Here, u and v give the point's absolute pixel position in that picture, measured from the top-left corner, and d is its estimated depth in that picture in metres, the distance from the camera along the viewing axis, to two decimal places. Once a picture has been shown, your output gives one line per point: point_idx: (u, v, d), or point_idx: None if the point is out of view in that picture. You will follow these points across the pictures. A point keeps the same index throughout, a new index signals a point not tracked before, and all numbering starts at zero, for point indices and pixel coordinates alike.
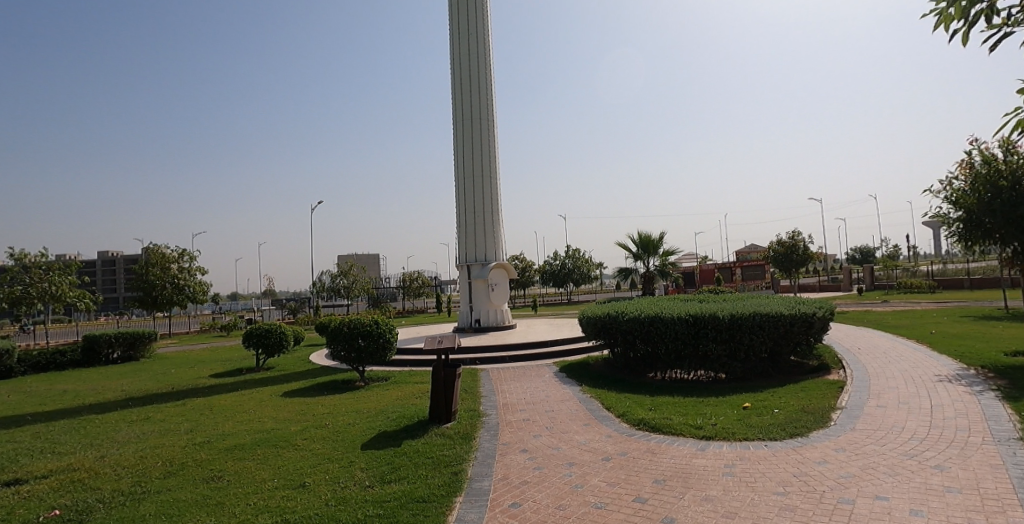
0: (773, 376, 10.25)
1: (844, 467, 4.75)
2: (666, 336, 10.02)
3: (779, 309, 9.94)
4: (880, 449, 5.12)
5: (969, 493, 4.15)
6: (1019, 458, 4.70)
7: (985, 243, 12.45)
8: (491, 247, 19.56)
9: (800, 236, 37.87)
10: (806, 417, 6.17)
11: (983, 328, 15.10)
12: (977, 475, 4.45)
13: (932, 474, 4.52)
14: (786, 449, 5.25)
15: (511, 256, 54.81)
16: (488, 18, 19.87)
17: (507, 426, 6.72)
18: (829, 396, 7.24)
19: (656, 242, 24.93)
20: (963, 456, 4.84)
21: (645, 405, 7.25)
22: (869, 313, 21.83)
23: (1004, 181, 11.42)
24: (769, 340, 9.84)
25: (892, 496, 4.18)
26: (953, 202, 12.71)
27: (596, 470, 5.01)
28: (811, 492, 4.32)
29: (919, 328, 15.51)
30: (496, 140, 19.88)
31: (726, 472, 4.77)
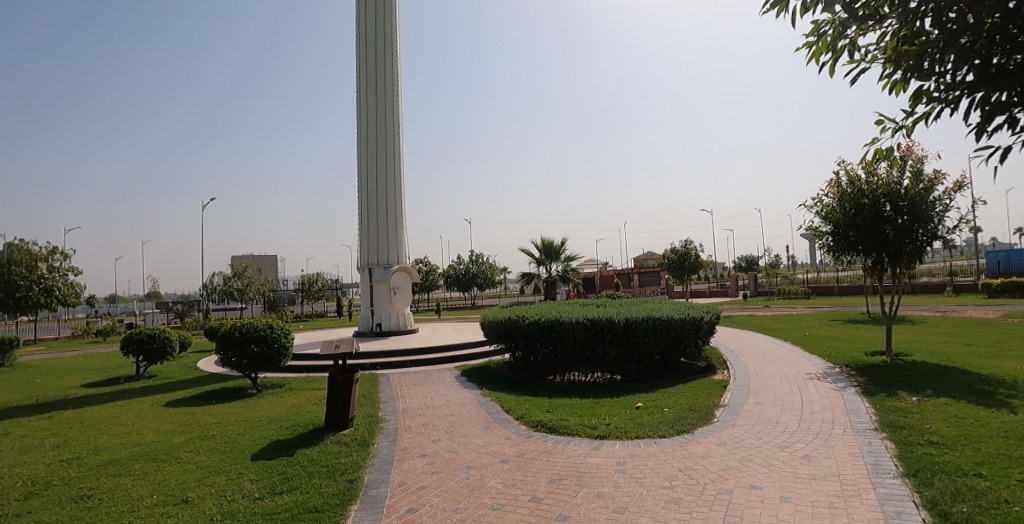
0: (665, 376, 10.75)
1: (725, 460, 5.02)
2: (566, 339, 10.26)
3: (670, 313, 10.43)
4: (756, 442, 5.46)
5: (831, 480, 4.51)
6: (873, 446, 5.18)
7: (850, 255, 13.72)
8: (394, 251, 19.43)
9: (693, 244, 40.37)
10: (692, 415, 6.48)
11: (845, 330, 16.72)
12: (838, 463, 4.84)
13: (800, 463, 4.87)
14: (673, 445, 5.49)
15: (415, 260, 54.18)
16: (396, 23, 19.77)
17: (406, 431, 6.60)
18: (714, 395, 7.66)
19: (558, 247, 25.56)
20: (827, 447, 5.25)
21: (543, 407, 7.37)
22: (753, 317, 23.55)
23: (864, 199, 12.69)
24: (661, 343, 10.30)
25: (766, 484, 4.49)
26: (823, 217, 13.89)
27: (493, 472, 5.00)
28: (694, 485, 4.54)
29: (794, 331, 16.86)
30: (402, 144, 19.78)
31: (618, 469, 4.90)
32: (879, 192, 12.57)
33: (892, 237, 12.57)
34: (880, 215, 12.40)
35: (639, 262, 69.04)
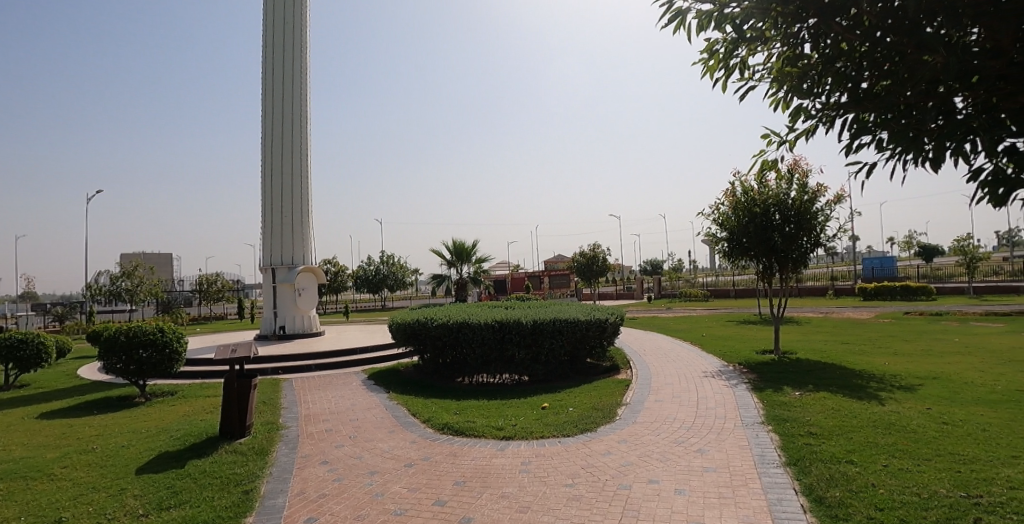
0: (571, 377, 11.09)
1: (625, 456, 5.20)
2: (473, 341, 10.33)
3: (576, 315, 10.76)
4: (654, 438, 5.70)
5: (722, 472, 4.80)
6: (760, 439, 5.53)
7: (743, 261, 14.68)
8: (299, 251, 19.07)
9: (601, 248, 42.25)
10: (595, 414, 6.67)
11: (739, 330, 17.96)
12: (729, 455, 5.14)
13: (695, 456, 5.13)
14: (577, 443, 5.62)
15: (323, 260, 52.89)
16: (306, 17, 19.32)
17: (308, 438, 6.40)
18: (617, 394, 7.92)
19: (470, 249, 25.71)
20: (719, 440, 5.56)
21: (451, 409, 7.37)
22: (657, 318, 24.83)
23: (756, 208, 13.62)
24: (567, 344, 10.62)
25: (662, 478, 4.71)
26: (720, 224, 14.77)
27: (397, 477, 4.93)
28: (596, 481, 4.68)
29: (694, 331, 17.89)
30: (309, 142, 19.41)
31: (523, 469, 4.96)
32: (769, 202, 13.54)
33: (780, 244, 13.57)
34: (770, 223, 13.36)
35: (553, 265, 71.18)
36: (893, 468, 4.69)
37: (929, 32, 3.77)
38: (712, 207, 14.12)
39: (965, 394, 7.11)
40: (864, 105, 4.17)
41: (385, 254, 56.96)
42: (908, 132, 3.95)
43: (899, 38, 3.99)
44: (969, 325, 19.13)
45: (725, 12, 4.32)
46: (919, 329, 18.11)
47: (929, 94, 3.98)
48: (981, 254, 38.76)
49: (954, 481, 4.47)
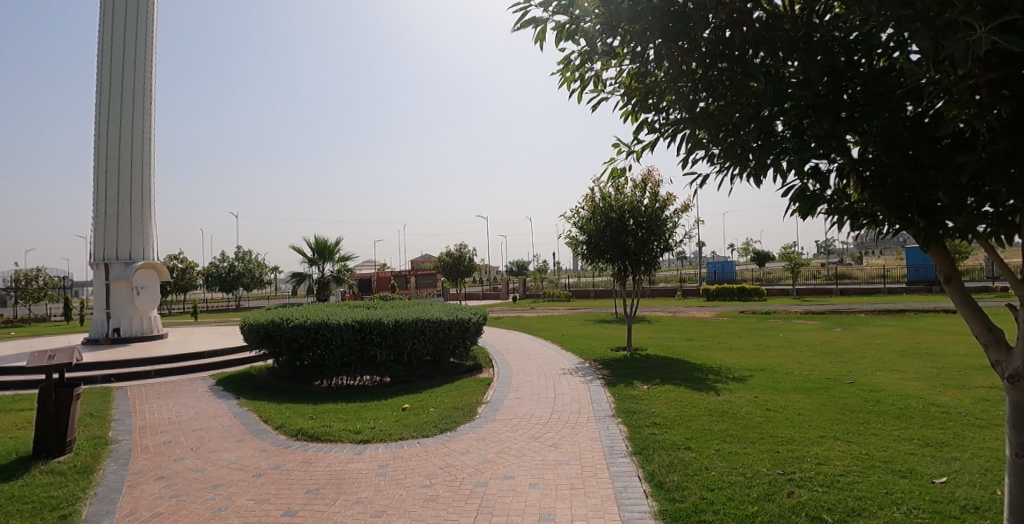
0: (431, 376, 12.52)
1: (482, 454, 5.45)
2: (332, 342, 11.37)
3: (437, 316, 12.28)
4: (512, 434, 5.95)
5: (573, 463, 5.14)
6: (610, 430, 5.93)
7: (599, 262, 16.20)
8: (138, 246, 20.50)
9: (465, 249, 48.22)
10: (456, 413, 6.84)
11: (597, 331, 19.63)
12: (580, 448, 5.48)
13: (550, 451, 5.43)
14: (436, 443, 5.77)
15: (170, 255, 49.78)
16: (152, 22, 20.49)
17: (141, 453, 6.52)
18: (478, 392, 8.18)
19: (333, 248, 26.61)
20: (573, 433, 5.89)
21: (305, 414, 7.50)
22: (520, 319, 26.55)
23: (612, 213, 15.14)
24: (427, 343, 12.06)
25: (517, 473, 4.99)
26: (580, 227, 16.18)
27: (243, 489, 5.03)
28: (452, 481, 4.88)
29: (557, 332, 19.26)
30: (151, 142, 20.63)
31: (379, 473, 5.16)
32: (624, 208, 15.13)
33: (633, 247, 15.19)
34: (624, 227, 14.91)
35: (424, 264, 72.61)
36: (724, 451, 5.21)
37: (754, 62, 4.26)
38: (574, 211, 15.45)
39: (784, 383, 8.17)
40: (698, 121, 4.58)
41: (238, 250, 55.08)
42: (736, 149, 4.40)
43: (730, 65, 4.47)
44: (793, 323, 22.25)
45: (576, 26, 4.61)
46: (752, 327, 20.69)
47: (754, 116, 4.43)
48: (801, 259, 45.08)
49: (774, 461, 5.04)
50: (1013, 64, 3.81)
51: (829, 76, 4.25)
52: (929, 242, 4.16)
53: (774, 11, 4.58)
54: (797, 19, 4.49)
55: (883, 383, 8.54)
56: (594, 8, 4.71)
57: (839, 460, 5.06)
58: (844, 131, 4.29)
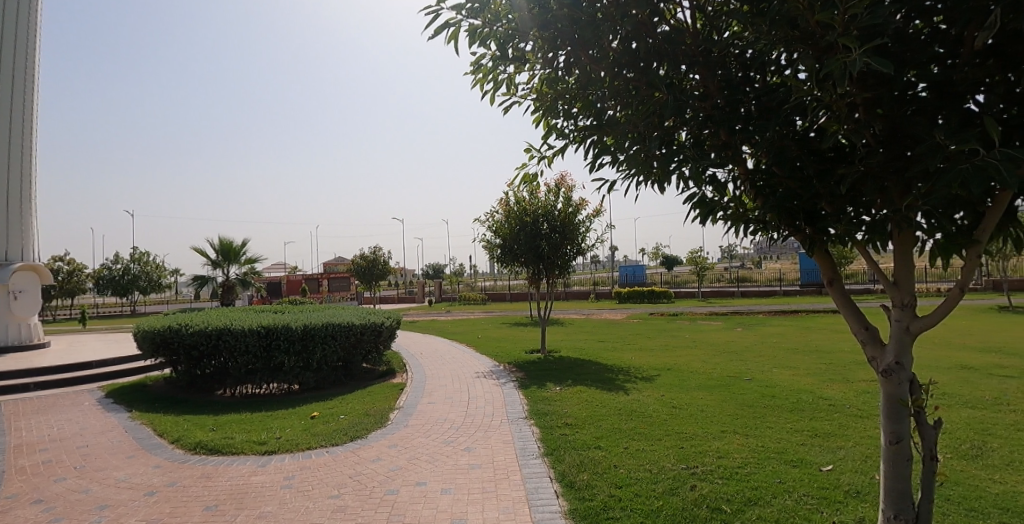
0: (343, 383, 12.67)
1: (394, 461, 5.42)
2: (237, 349, 11.19)
3: (350, 321, 12.43)
4: (425, 440, 5.91)
5: (486, 467, 5.18)
6: (522, 432, 6.02)
7: (513, 265, 17.10)
8: (15, 246, 19.35)
9: (381, 252, 47.80)
10: (367, 420, 6.78)
11: (513, 336, 20.17)
12: (493, 450, 5.54)
13: (463, 455, 5.46)
14: (346, 452, 5.76)
15: (54, 258, 46.02)
16: (35, 15, 19.62)
17: (15, 474, 6.02)
18: (390, 398, 8.13)
19: (238, 248, 26.55)
20: (486, 436, 5.95)
21: (206, 425, 7.21)
22: (436, 324, 26.78)
23: (527, 218, 16.17)
24: (339, 348, 12.17)
25: (429, 479, 4.99)
26: (495, 231, 17.03)
27: (133, 509, 4.81)
28: (362, 490, 4.82)
29: (473, 338, 19.65)
30: (31, 139, 19.58)
31: (285, 484, 5.06)
32: (537, 213, 16.19)
33: (545, 250, 16.24)
34: (538, 231, 15.97)
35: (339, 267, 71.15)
36: (632, 449, 5.39)
37: (657, 73, 4.40)
38: (489, 215, 16.30)
39: (689, 381, 8.58)
40: (605, 128, 4.72)
41: (134, 251, 51.64)
42: (640, 156, 4.51)
43: (636, 76, 4.60)
44: (697, 324, 23.78)
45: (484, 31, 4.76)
46: (661, 328, 21.77)
47: (657, 125, 4.56)
48: (706, 264, 48.03)
49: (678, 456, 5.27)
50: (888, 84, 4.06)
51: (727, 90, 4.42)
52: (814, 248, 4.46)
53: (679, 25, 4.74)
54: (699, 34, 4.67)
55: (776, 379, 9.20)
56: (507, 14, 4.81)
57: (736, 453, 5.36)
58: (740, 142, 4.47)
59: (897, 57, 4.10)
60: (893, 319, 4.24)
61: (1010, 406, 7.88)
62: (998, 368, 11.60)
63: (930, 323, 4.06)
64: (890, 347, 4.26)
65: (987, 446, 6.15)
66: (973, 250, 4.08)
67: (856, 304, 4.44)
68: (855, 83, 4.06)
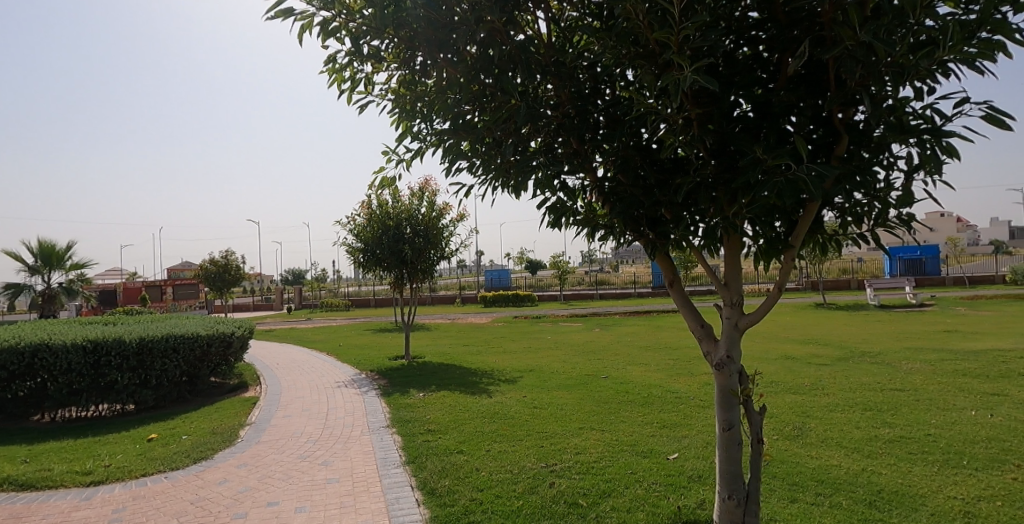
0: (187, 400, 12.02)
1: (243, 481, 5.07)
2: (58, 367, 10.13)
3: (195, 332, 11.92)
4: (277, 457, 5.63)
5: (345, 480, 5.00)
6: (383, 441, 5.95)
7: (375, 269, 17.29)
8: None
9: (233, 256, 44.95)
10: (214, 439, 6.33)
11: (380, 343, 20.11)
12: (353, 462, 5.39)
13: (320, 469, 5.25)
14: (187, 476, 5.29)
15: None
16: None
17: None
18: (242, 414, 7.69)
19: (60, 253, 25.14)
20: (345, 448, 5.79)
21: (16, 457, 6.25)
22: (294, 332, 25.95)
23: (389, 221, 16.47)
24: (182, 362, 11.57)
25: (282, 498, 4.70)
26: (356, 234, 17.09)
27: None
28: (204, 517, 4.43)
29: (336, 346, 19.35)
30: None
31: (112, 518, 4.51)
32: (400, 216, 16.59)
33: (408, 254, 16.74)
34: (402, 235, 16.36)
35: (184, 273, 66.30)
36: (493, 451, 5.48)
37: (510, 80, 4.47)
38: (349, 217, 16.41)
39: (550, 382, 8.92)
40: (461, 132, 4.77)
41: None
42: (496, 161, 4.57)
43: (492, 82, 4.68)
44: (557, 325, 25.19)
45: (335, 28, 4.70)
46: (525, 331, 22.53)
47: (515, 132, 4.67)
48: (567, 268, 50.99)
49: (539, 454, 5.43)
50: (718, 102, 4.38)
51: (578, 100, 4.60)
52: (656, 252, 4.74)
53: (535, 35, 4.87)
54: (555, 45, 4.84)
55: (629, 375, 9.89)
56: (362, 11, 4.78)
57: (592, 448, 5.62)
58: (590, 150, 4.67)
59: (727, 78, 4.44)
60: (724, 316, 4.57)
61: (822, 390, 9.10)
62: (813, 357, 13.38)
63: (754, 319, 4.46)
64: (721, 342, 4.56)
65: (805, 426, 7.01)
66: (789, 253, 4.52)
67: (692, 303, 4.77)
68: (689, 99, 4.37)
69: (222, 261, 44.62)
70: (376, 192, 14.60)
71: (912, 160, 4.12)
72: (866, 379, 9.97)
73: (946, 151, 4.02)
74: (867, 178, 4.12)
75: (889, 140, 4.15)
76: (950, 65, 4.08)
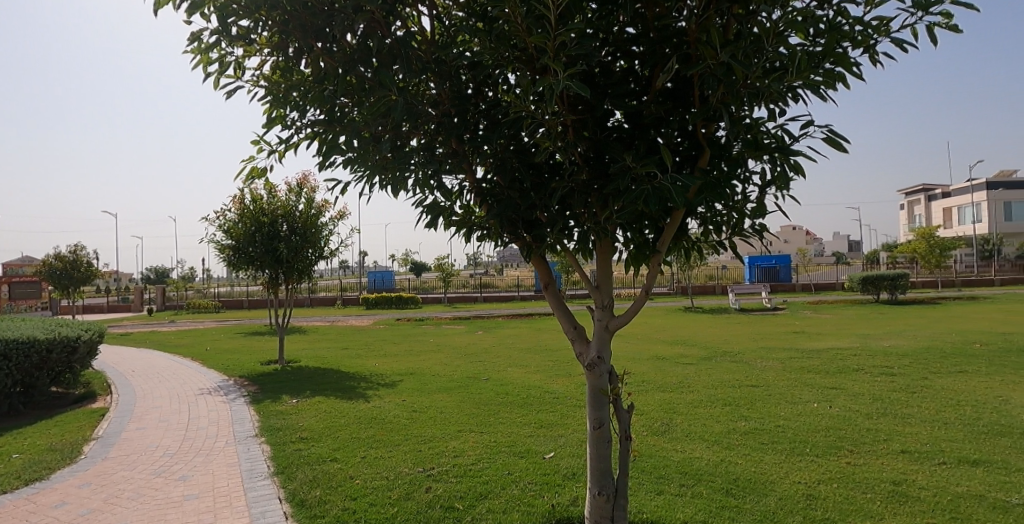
0: (20, 412, 10.89)
1: (85, 503, 4.66)
2: None
3: (34, 335, 10.90)
4: (127, 474, 5.34)
5: (204, 495, 4.73)
6: (251, 452, 5.83)
7: (247, 268, 16.86)
8: None
9: (83, 251, 40.94)
10: (51, 457, 5.93)
11: (249, 346, 19.47)
12: (214, 476, 5.16)
13: (176, 486, 4.97)
14: (16, 501, 4.76)
15: None
16: None
17: None
18: (86, 429, 7.40)
19: None
20: (206, 462, 5.59)
21: None
22: (153, 336, 24.32)
23: (264, 218, 16.17)
24: (16, 370, 10.49)
25: (130, 519, 4.33)
26: (226, 230, 16.57)
27: None
28: None
29: (200, 350, 18.48)
30: None
31: None
32: (276, 212, 16.30)
33: (284, 253, 16.40)
34: (276, 232, 16.04)
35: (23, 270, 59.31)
36: (369, 457, 5.44)
37: (388, 74, 4.35)
38: (219, 213, 15.94)
39: (430, 385, 9.15)
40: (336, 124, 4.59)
41: None
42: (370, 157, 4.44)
43: (371, 74, 4.53)
44: (440, 327, 25.60)
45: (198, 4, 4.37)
46: (408, 334, 22.45)
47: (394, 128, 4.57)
48: (451, 270, 51.83)
49: (416, 459, 5.42)
50: (593, 110, 4.50)
51: (458, 100, 4.56)
52: (531, 254, 4.79)
53: (418, 31, 4.77)
54: (437, 43, 4.77)
55: (510, 376, 10.21)
56: None
57: (470, 450, 5.69)
58: (469, 151, 4.65)
59: (603, 88, 4.54)
60: (595, 318, 4.69)
61: (688, 387, 9.81)
62: (680, 356, 14.42)
63: (624, 320, 4.63)
64: (592, 343, 4.68)
65: (671, 422, 7.49)
66: (655, 258, 4.75)
67: (566, 304, 4.88)
68: (566, 106, 4.44)
69: (69, 256, 40.59)
70: (249, 187, 14.24)
71: (764, 176, 4.43)
72: (727, 377, 10.81)
73: (792, 169, 4.37)
74: (725, 191, 4.39)
75: (746, 156, 4.43)
76: (800, 90, 4.35)
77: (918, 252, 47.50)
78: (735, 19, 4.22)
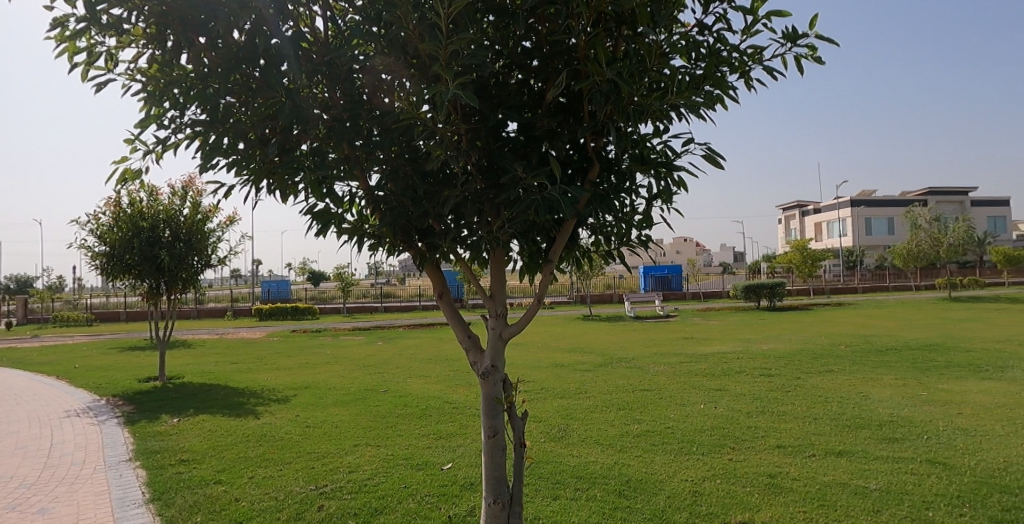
0: None
1: None
2: None
3: None
4: None
5: None
6: (122, 478, 5.60)
7: (123, 277, 15.82)
8: None
9: None
10: None
11: (124, 363, 18.20)
12: (80, 507, 4.90)
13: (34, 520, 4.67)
14: None
15: None
16: None
17: None
18: None
19: None
20: (71, 492, 5.31)
21: None
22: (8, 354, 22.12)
23: (144, 222, 15.19)
24: None
25: None
26: (100, 236, 15.51)
27: None
28: None
29: (65, 368, 17.04)
30: None
31: None
32: (158, 216, 15.45)
33: (166, 261, 15.44)
34: (157, 237, 15.17)
35: None
36: (256, 478, 5.30)
37: (276, 75, 4.20)
38: (92, 217, 14.91)
39: (325, 399, 9.10)
40: (219, 125, 4.36)
41: None
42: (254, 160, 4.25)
43: (258, 74, 4.34)
44: (338, 338, 25.12)
45: None
46: (303, 346, 21.68)
47: (283, 131, 4.40)
48: (351, 279, 50.81)
49: (308, 477, 5.32)
50: (487, 121, 4.55)
51: (350, 104, 4.46)
52: (425, 262, 4.77)
53: (312, 33, 4.64)
54: (331, 45, 4.66)
55: (409, 387, 10.25)
56: None
57: (366, 465, 5.65)
58: (362, 157, 4.56)
59: (497, 99, 4.57)
60: (491, 327, 4.74)
61: (585, 393, 10.18)
62: (579, 362, 14.97)
63: (518, 329, 4.70)
64: (487, 352, 4.73)
65: (568, 427, 7.75)
66: (547, 267, 4.87)
67: (462, 314, 4.90)
68: (460, 115, 4.46)
69: None
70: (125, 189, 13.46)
71: (651, 190, 4.63)
72: (620, 381, 11.36)
73: (675, 184, 4.61)
74: (613, 204, 4.56)
75: (634, 170, 4.63)
76: (683, 110, 4.58)
77: (793, 262, 51.42)
78: (623, 40, 4.40)
